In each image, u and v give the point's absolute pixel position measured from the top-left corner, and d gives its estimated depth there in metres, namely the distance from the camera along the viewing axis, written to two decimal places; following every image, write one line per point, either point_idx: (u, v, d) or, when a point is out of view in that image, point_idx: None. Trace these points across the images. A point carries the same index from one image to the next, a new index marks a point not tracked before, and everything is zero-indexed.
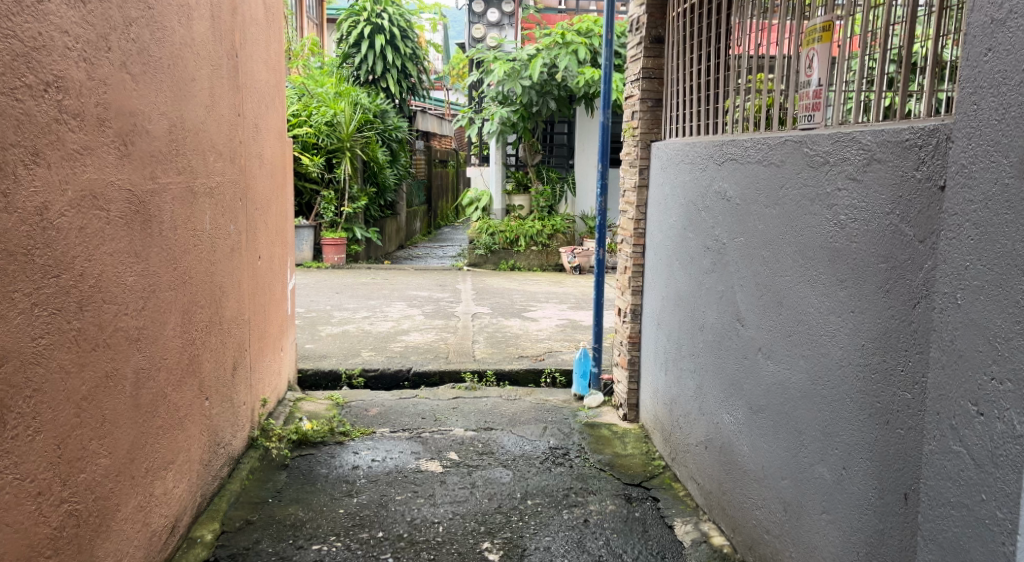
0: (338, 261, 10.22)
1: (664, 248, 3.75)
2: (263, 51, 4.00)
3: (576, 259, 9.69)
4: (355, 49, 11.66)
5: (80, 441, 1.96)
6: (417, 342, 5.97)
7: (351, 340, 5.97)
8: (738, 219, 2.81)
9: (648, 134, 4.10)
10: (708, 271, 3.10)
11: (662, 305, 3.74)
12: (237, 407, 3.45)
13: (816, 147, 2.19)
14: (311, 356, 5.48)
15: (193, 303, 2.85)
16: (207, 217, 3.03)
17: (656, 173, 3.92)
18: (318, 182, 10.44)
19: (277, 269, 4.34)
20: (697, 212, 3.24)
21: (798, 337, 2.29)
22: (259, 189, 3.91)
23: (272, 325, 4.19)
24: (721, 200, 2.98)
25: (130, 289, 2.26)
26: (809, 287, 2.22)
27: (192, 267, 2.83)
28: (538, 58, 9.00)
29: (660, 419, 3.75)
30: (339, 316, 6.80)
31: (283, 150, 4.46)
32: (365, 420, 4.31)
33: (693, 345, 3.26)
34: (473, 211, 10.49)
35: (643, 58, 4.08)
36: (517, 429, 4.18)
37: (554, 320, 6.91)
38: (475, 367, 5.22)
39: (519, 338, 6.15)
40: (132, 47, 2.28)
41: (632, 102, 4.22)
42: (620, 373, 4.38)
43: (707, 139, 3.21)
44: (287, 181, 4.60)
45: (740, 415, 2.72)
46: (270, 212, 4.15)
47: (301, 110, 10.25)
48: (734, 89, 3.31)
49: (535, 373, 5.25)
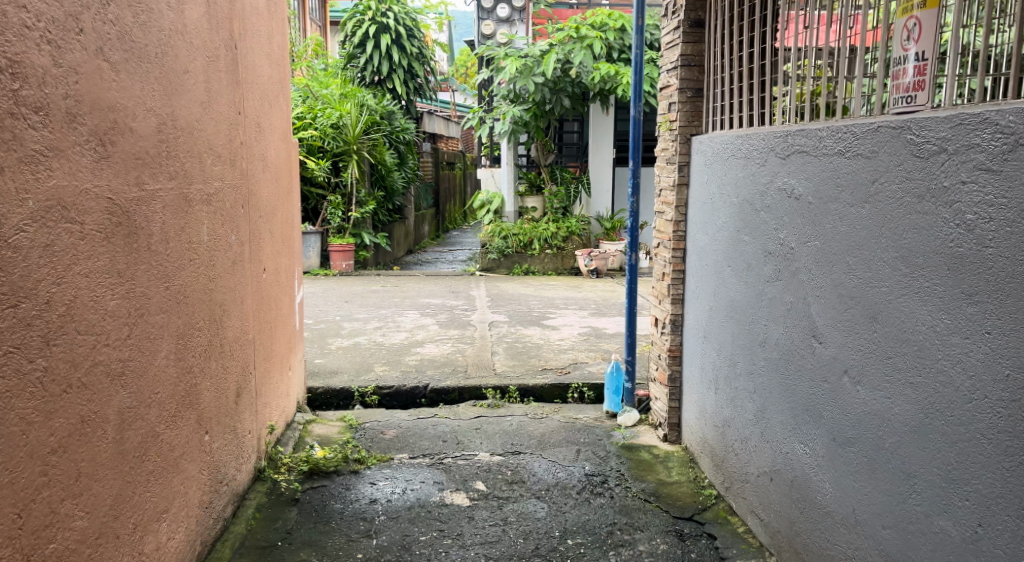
0: (347, 268, 9.84)
1: (711, 253, 3.39)
2: (265, 44, 3.65)
3: (593, 263, 9.41)
4: (360, 50, 11.34)
5: (49, 504, 1.62)
6: (433, 355, 5.62)
7: (363, 354, 5.62)
8: (811, 220, 2.45)
9: (689, 126, 3.73)
10: (771, 279, 2.74)
11: (711, 316, 3.38)
12: (241, 437, 3.10)
13: (926, 133, 1.84)
14: (321, 373, 5.14)
15: (190, 325, 2.50)
16: (205, 227, 2.68)
17: (699, 171, 3.57)
18: (325, 186, 10.10)
19: (284, 281, 3.99)
20: (755, 212, 2.88)
21: (901, 359, 1.93)
22: (262, 194, 3.57)
23: (278, 343, 3.84)
24: (787, 199, 2.63)
25: (112, 316, 1.90)
26: (917, 301, 1.87)
27: (188, 284, 2.48)
28: (552, 53, 8.66)
29: (709, 442, 3.38)
30: (349, 328, 6.44)
31: (288, 152, 4.13)
32: (381, 444, 3.96)
33: (752, 363, 2.90)
34: (485, 214, 10.13)
35: (682, 43, 3.71)
36: (548, 453, 3.82)
37: (575, 328, 6.55)
38: (497, 383, 4.87)
39: (541, 349, 5.80)
40: (110, 30, 1.93)
41: (668, 93, 3.85)
42: (658, 389, 4.02)
43: (765, 130, 2.85)
44: (293, 185, 4.25)
45: (819, 448, 2.36)
46: (276, 221, 3.82)
47: (306, 113, 9.95)
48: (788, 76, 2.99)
49: (561, 388, 4.89)
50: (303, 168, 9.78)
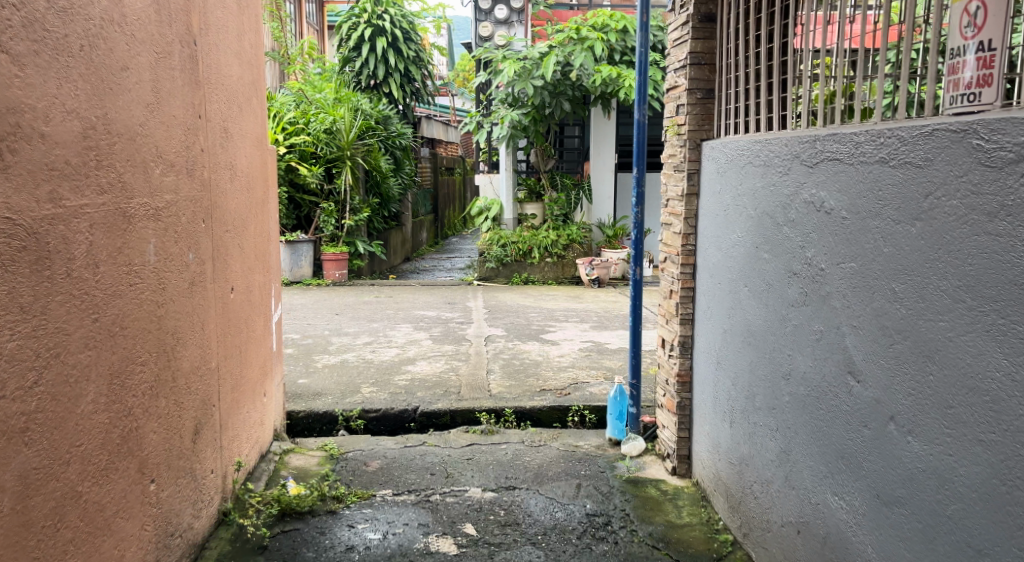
0: (340, 277, 9.56)
1: (725, 270, 3.06)
2: (234, 40, 3.32)
3: (595, 273, 9.09)
4: (355, 53, 11.04)
5: None
6: (425, 374, 5.28)
7: (351, 373, 5.29)
8: (845, 239, 2.12)
9: (698, 131, 3.40)
10: (797, 304, 2.41)
11: (725, 341, 3.05)
12: (201, 480, 2.76)
13: (1001, 137, 1.51)
14: (304, 394, 4.81)
15: (130, 360, 2.17)
16: (152, 246, 2.36)
17: (711, 179, 3.24)
18: (317, 194, 9.77)
19: (257, 300, 3.66)
20: (777, 227, 2.55)
21: (966, 410, 1.60)
22: (230, 206, 3.23)
23: (250, 368, 3.51)
24: (815, 213, 2.30)
25: (7, 361, 1.59)
26: (989, 341, 1.54)
27: (127, 313, 2.16)
28: (552, 55, 8.33)
29: (725, 481, 3.04)
30: (337, 344, 6.12)
31: (263, 159, 3.80)
32: (363, 478, 3.62)
33: (775, 397, 2.56)
34: (482, 221, 9.78)
35: (691, 39, 3.37)
36: (545, 488, 3.49)
37: (576, 342, 6.23)
38: (491, 405, 4.55)
39: (539, 366, 5.46)
40: (12, 16, 1.61)
41: (676, 95, 3.52)
42: (666, 417, 3.69)
43: (788, 135, 2.52)
44: (269, 195, 3.92)
45: (858, 504, 2.03)
46: (247, 235, 3.48)
47: (299, 118, 9.65)
48: (811, 74, 2.69)
49: (560, 411, 4.56)
50: (296, 175, 9.46)
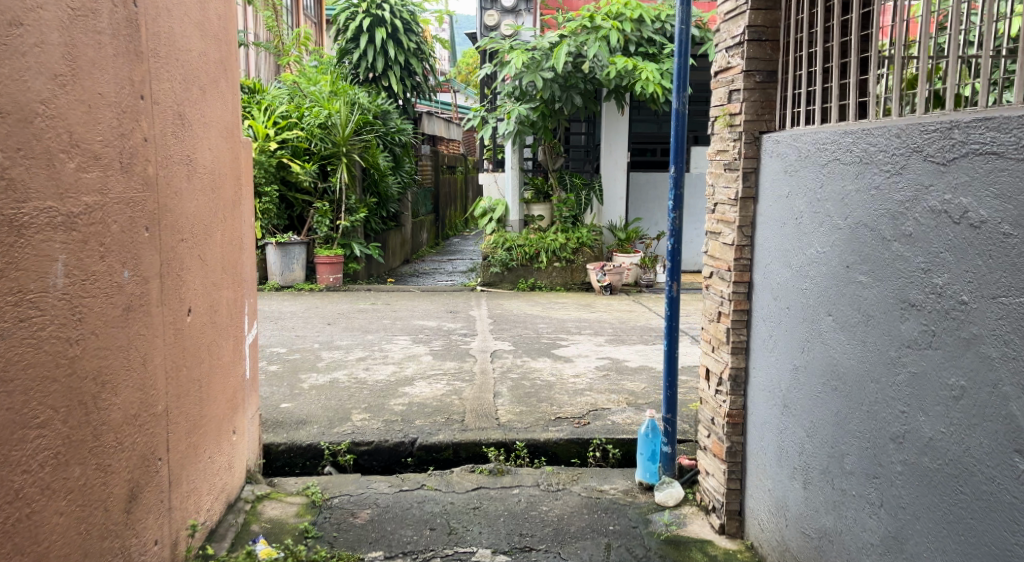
0: (334, 282, 8.97)
1: (796, 291, 2.47)
2: (195, 6, 2.72)
3: (607, 278, 8.51)
4: (353, 45, 10.45)
5: None
6: (424, 397, 4.70)
7: (342, 396, 4.70)
8: (1009, 264, 1.53)
9: (756, 121, 2.81)
10: (916, 346, 1.82)
11: (797, 380, 2.46)
12: (138, 558, 2.18)
13: None
14: (287, 422, 4.23)
15: (18, 423, 1.58)
16: (60, 266, 1.76)
17: (776, 179, 2.65)
18: (311, 193, 9.19)
19: (223, 320, 3.06)
20: (884, 242, 1.95)
21: None
22: (187, 209, 2.63)
23: (214, 404, 2.91)
24: (950, 227, 1.71)
25: None
26: None
27: (11, 359, 1.57)
28: (563, 45, 7.74)
29: (795, 553, 2.45)
30: (327, 360, 5.53)
31: (232, 152, 3.19)
32: (351, 535, 3.03)
33: (878, 463, 1.97)
34: (486, 222, 9.15)
35: (749, 10, 2.77)
36: (569, 551, 2.92)
37: (592, 358, 5.64)
38: (500, 439, 3.98)
39: (552, 388, 4.87)
40: None
41: (727, 78, 2.92)
42: (709, 462, 3.11)
43: (901, 122, 1.92)
44: (241, 195, 3.32)
45: None
46: (210, 245, 2.89)
47: (291, 112, 9.06)
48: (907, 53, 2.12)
49: (579, 444, 3.99)
50: (288, 172, 8.86)
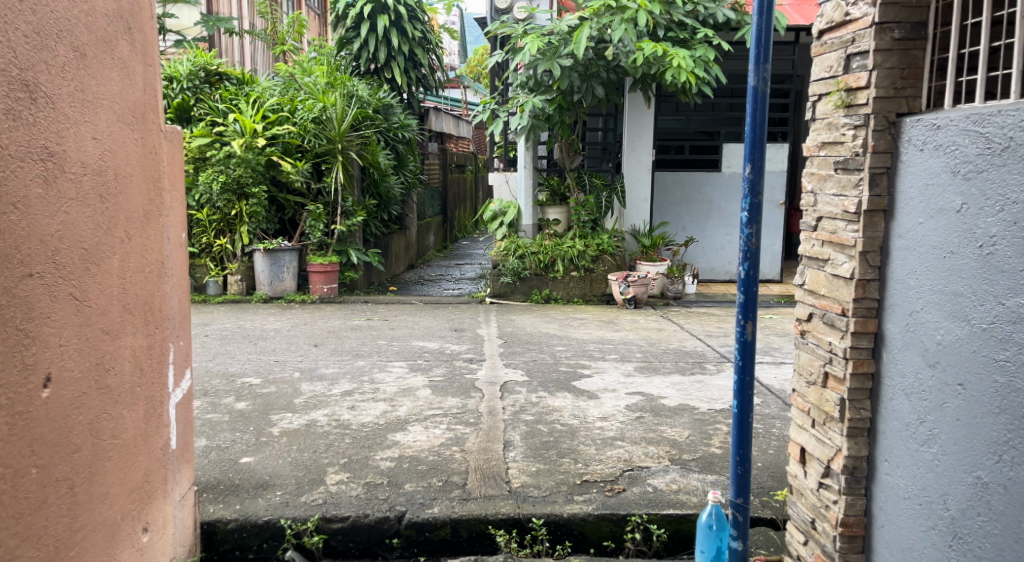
0: (328, 293, 8.09)
1: (982, 362, 1.58)
2: None
3: (631, 290, 7.60)
4: (354, 33, 9.57)
5: None
6: (418, 449, 3.81)
7: (317, 447, 3.82)
8: None
9: (891, 98, 1.90)
10: None
11: (984, 502, 1.57)
12: None
13: None
14: (245, 486, 3.35)
15: None
16: None
17: (932, 183, 1.75)
18: (304, 194, 8.29)
19: (128, 379, 2.19)
20: None
21: None
22: (47, 226, 1.75)
23: (110, 503, 2.05)
24: None
25: None
26: None
27: None
28: (585, 28, 6.80)
29: None
30: (306, 396, 4.63)
31: (146, 145, 2.31)
32: None
33: None
34: (496, 227, 8.24)
35: None
36: None
37: (621, 395, 4.70)
38: (511, 515, 3.10)
39: (577, 437, 3.97)
40: None
41: (845, 36, 2.00)
42: None
43: None
44: (163, 204, 2.44)
45: None
46: (102, 277, 2.02)
47: (283, 105, 8.19)
48: None
49: (614, 523, 3.10)
50: (278, 171, 7.98)
